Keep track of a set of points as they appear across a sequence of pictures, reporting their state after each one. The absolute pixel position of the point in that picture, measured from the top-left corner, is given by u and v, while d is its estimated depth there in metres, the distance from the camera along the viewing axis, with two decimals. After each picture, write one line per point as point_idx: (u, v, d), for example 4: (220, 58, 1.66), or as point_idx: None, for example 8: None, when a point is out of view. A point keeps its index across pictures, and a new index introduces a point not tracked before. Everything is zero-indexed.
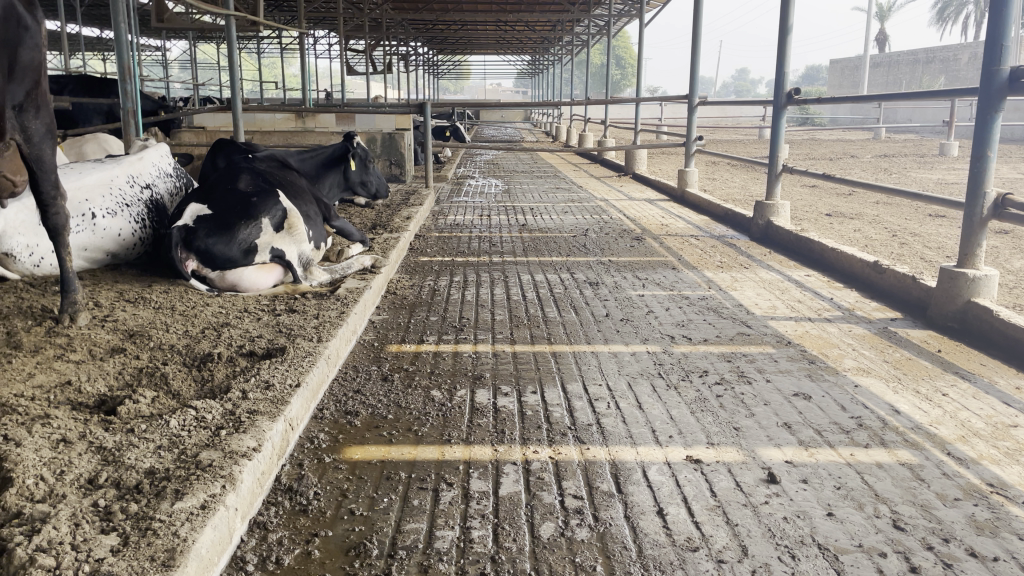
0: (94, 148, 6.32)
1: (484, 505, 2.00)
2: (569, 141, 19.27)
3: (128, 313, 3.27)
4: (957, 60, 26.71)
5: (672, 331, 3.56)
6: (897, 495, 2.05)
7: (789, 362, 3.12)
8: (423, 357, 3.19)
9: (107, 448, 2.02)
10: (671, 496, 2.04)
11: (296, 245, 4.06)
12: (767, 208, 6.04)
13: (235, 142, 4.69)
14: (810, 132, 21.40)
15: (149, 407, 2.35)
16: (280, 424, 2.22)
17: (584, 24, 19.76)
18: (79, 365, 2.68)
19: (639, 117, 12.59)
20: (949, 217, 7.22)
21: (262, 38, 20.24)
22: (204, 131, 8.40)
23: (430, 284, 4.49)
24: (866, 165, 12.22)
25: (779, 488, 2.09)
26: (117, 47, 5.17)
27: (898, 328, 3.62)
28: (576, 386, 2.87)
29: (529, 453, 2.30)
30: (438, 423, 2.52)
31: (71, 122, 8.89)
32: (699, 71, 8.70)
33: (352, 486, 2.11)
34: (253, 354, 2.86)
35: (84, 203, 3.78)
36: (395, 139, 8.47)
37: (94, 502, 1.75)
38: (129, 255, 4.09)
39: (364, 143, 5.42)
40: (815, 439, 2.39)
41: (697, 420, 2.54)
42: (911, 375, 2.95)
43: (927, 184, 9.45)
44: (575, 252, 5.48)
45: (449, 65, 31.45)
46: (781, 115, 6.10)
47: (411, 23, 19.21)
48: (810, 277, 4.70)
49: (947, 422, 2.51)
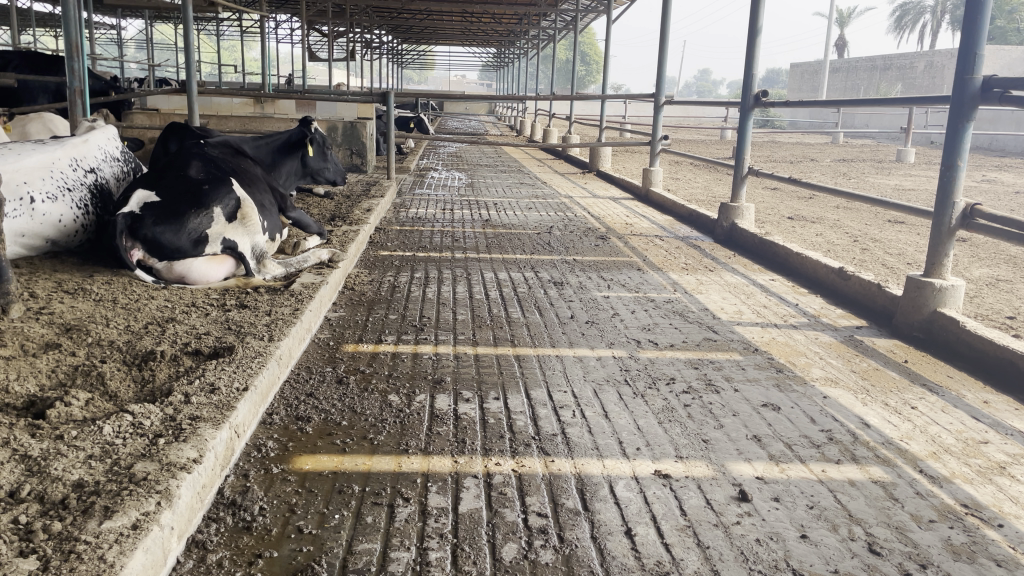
0: (38, 128, 6.06)
1: (442, 524, 1.88)
2: (533, 135, 19.14)
3: (66, 306, 3.08)
4: (914, 68, 27.26)
5: (638, 334, 3.47)
6: (872, 515, 1.99)
7: (757, 370, 3.05)
8: (381, 358, 3.06)
9: (32, 456, 1.86)
10: (640, 515, 1.95)
11: (248, 236, 3.87)
12: (731, 210, 6.00)
13: (188, 126, 4.48)
14: (770, 134, 21.63)
15: (82, 411, 2.17)
16: (225, 431, 2.07)
17: (550, 19, 19.66)
18: (9, 361, 2.49)
19: (603, 114, 12.50)
20: (909, 224, 7.28)
21: (221, 19, 19.70)
22: (156, 114, 8.12)
23: (389, 280, 4.35)
24: (826, 168, 12.39)
25: (750, 507, 2.01)
26: (63, 23, 4.91)
27: (864, 336, 3.58)
28: (540, 392, 2.75)
29: (491, 465, 2.19)
30: (395, 431, 2.39)
31: (15, 99, 8.51)
32: (666, 69, 8.63)
33: (301, 501, 1.97)
34: (198, 353, 2.69)
35: (23, 186, 3.54)
36: (356, 128, 8.27)
37: (15, 519, 1.60)
38: (71, 242, 3.86)
39: (322, 130, 5.24)
40: (786, 454, 2.32)
41: (666, 431, 2.45)
42: (880, 387, 2.90)
43: (886, 190, 9.55)
44: (539, 249, 5.37)
45: (413, 54, 31.04)
46: (748, 116, 6.06)
47: (376, 10, 18.80)
48: (774, 281, 4.67)
49: (918, 437, 2.46)
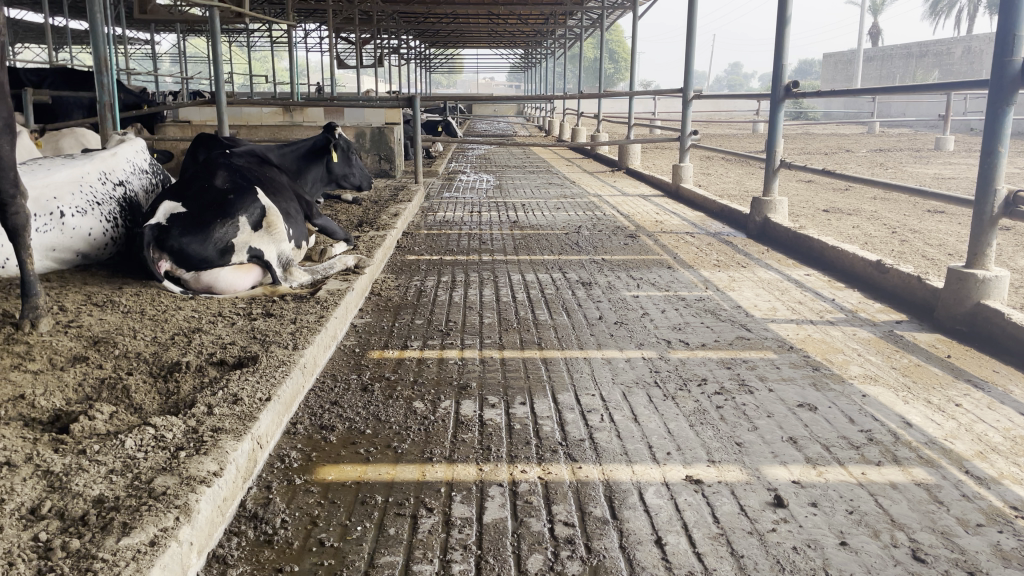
0: (71, 142, 6.16)
1: (466, 535, 1.83)
2: (562, 136, 19.05)
3: (95, 318, 3.09)
4: (951, 54, 26.68)
5: (668, 334, 3.39)
6: (915, 520, 1.90)
7: (792, 369, 2.95)
8: (407, 364, 3.02)
9: (54, 472, 1.85)
10: (670, 523, 1.88)
11: (275, 245, 3.87)
12: (764, 204, 5.88)
13: (215, 136, 4.51)
14: (804, 127, 21.29)
15: (106, 424, 2.16)
16: (246, 443, 2.05)
17: (576, 18, 19.58)
18: (37, 375, 2.50)
19: (631, 112, 12.38)
20: (949, 214, 7.08)
21: (252, 31, 19.90)
22: (188, 126, 8.20)
23: (416, 285, 4.32)
24: (862, 159, 12.15)
25: (786, 513, 1.93)
26: (92, 39, 4.95)
27: (904, 331, 3.47)
28: (567, 396, 2.70)
29: (517, 473, 2.14)
30: (420, 438, 2.36)
31: (50, 115, 8.67)
32: (694, 64, 8.52)
33: (323, 512, 1.94)
34: (223, 363, 2.68)
35: (53, 201, 3.57)
36: (383, 134, 8.29)
37: (35, 536, 1.58)
38: (101, 255, 3.89)
39: (346, 135, 5.24)
40: (823, 456, 2.23)
41: (697, 434, 2.37)
42: (922, 384, 2.79)
43: (924, 179, 9.31)
44: (567, 250, 5.31)
45: (441, 58, 31.13)
46: (779, 108, 5.94)
47: (403, 16, 18.86)
48: (809, 276, 4.57)
49: (963, 436, 2.36)
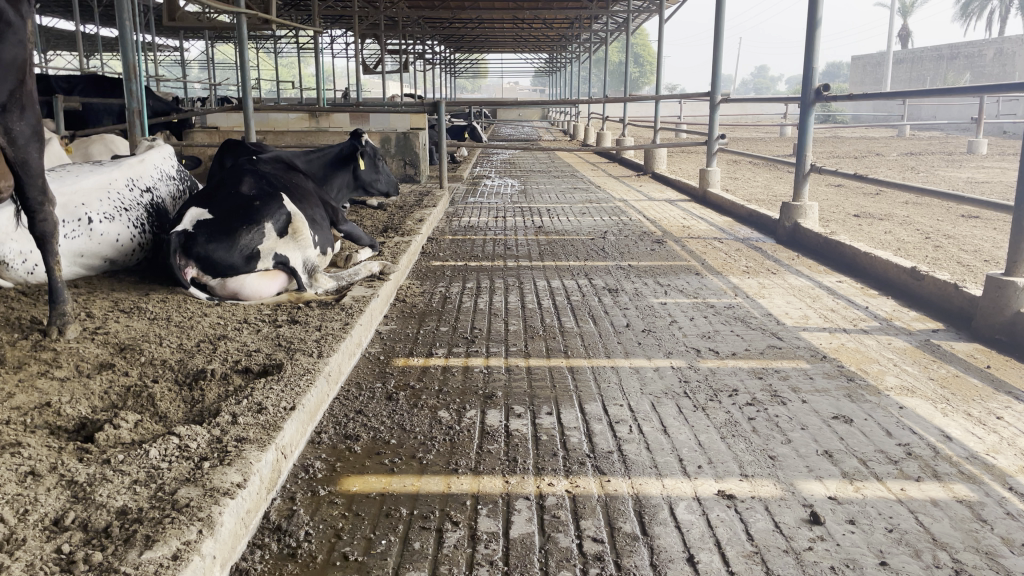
0: (100, 149, 6.22)
1: (493, 550, 1.80)
2: (587, 140, 18.99)
3: (122, 325, 3.09)
4: (982, 57, 26.30)
5: (697, 343, 3.33)
6: (958, 539, 1.83)
7: (825, 379, 2.88)
8: (432, 372, 2.99)
9: (78, 482, 1.83)
10: (703, 540, 1.83)
11: (300, 251, 3.86)
12: (794, 209, 5.78)
13: (242, 142, 4.52)
14: (832, 130, 21.04)
15: (130, 433, 2.15)
16: (271, 453, 2.02)
17: (602, 21, 19.48)
18: (63, 383, 2.50)
19: (657, 115, 12.27)
20: (984, 219, 6.93)
21: (279, 37, 20.06)
22: (215, 131, 8.26)
23: (441, 291, 4.29)
24: (893, 163, 11.96)
25: (823, 530, 1.87)
26: (121, 46, 4.98)
27: (941, 340, 3.38)
28: (594, 406, 2.65)
29: (544, 486, 2.09)
30: (445, 449, 2.32)
31: (80, 121, 8.79)
32: (722, 68, 8.42)
33: (347, 525, 1.91)
34: (248, 371, 2.66)
35: (81, 207, 3.59)
36: (409, 139, 8.29)
37: (58, 548, 1.57)
38: (128, 261, 3.91)
39: (372, 141, 5.24)
40: (860, 471, 2.16)
41: (729, 447, 2.31)
42: (961, 396, 2.71)
43: (957, 184, 9.14)
44: (594, 256, 5.25)
45: (467, 63, 31.19)
46: (809, 111, 5.84)
47: (427, 21, 18.91)
48: (841, 283, 4.47)
49: (1006, 451, 2.28)
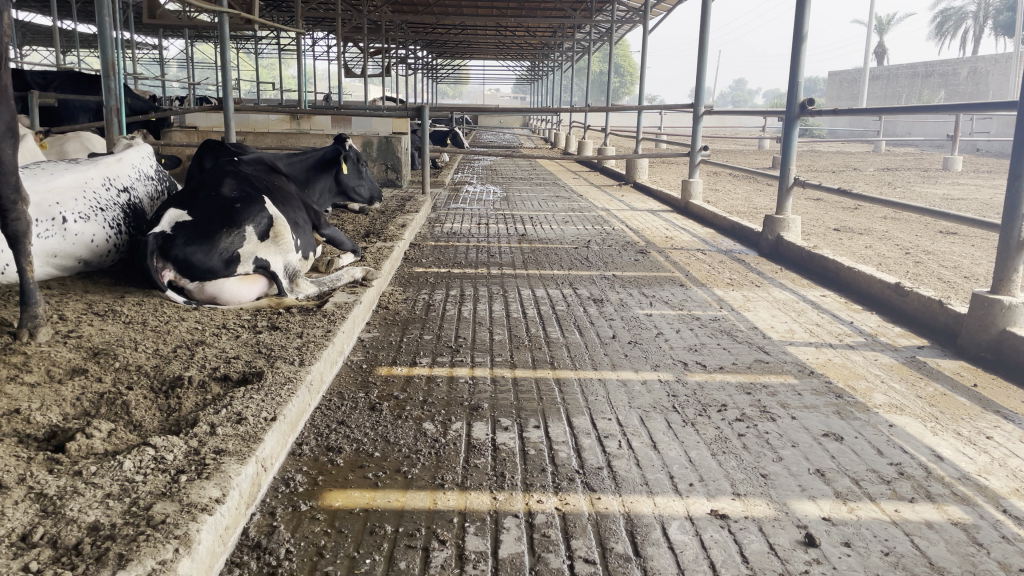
0: (76, 147, 6.08)
1: (481, 571, 1.74)
2: (568, 148, 18.99)
3: (95, 329, 2.99)
4: (956, 75, 26.73)
5: (684, 356, 3.30)
6: (955, 564, 1.80)
7: (814, 396, 2.85)
8: (416, 382, 2.92)
9: (48, 495, 1.75)
10: (696, 562, 1.78)
11: (281, 255, 3.78)
12: (777, 222, 5.78)
13: (223, 143, 4.43)
14: (810, 144, 21.23)
15: (103, 443, 2.07)
16: (251, 466, 1.95)
17: (585, 30, 19.57)
18: (34, 389, 2.40)
19: (639, 126, 12.29)
20: (962, 235, 6.99)
21: (260, 38, 19.90)
22: (194, 131, 8.13)
23: (424, 298, 4.22)
24: (871, 178, 12.07)
25: (819, 553, 1.83)
26: (100, 42, 4.87)
27: (926, 357, 3.37)
28: (583, 420, 2.59)
29: (532, 503, 2.04)
30: (431, 463, 2.25)
31: (55, 117, 8.61)
32: (705, 80, 8.44)
33: (330, 543, 1.84)
34: (226, 379, 2.58)
35: (56, 206, 3.49)
36: (391, 143, 8.21)
37: (25, 567, 1.49)
38: (103, 262, 3.81)
39: (355, 145, 5.16)
40: (853, 491, 2.13)
41: (720, 464, 2.27)
42: (950, 414, 2.69)
43: (934, 200, 9.23)
44: (578, 265, 5.21)
45: (448, 69, 31.13)
46: (794, 124, 5.86)
47: (410, 26, 18.84)
48: (825, 297, 4.47)
49: (998, 472, 2.26)
